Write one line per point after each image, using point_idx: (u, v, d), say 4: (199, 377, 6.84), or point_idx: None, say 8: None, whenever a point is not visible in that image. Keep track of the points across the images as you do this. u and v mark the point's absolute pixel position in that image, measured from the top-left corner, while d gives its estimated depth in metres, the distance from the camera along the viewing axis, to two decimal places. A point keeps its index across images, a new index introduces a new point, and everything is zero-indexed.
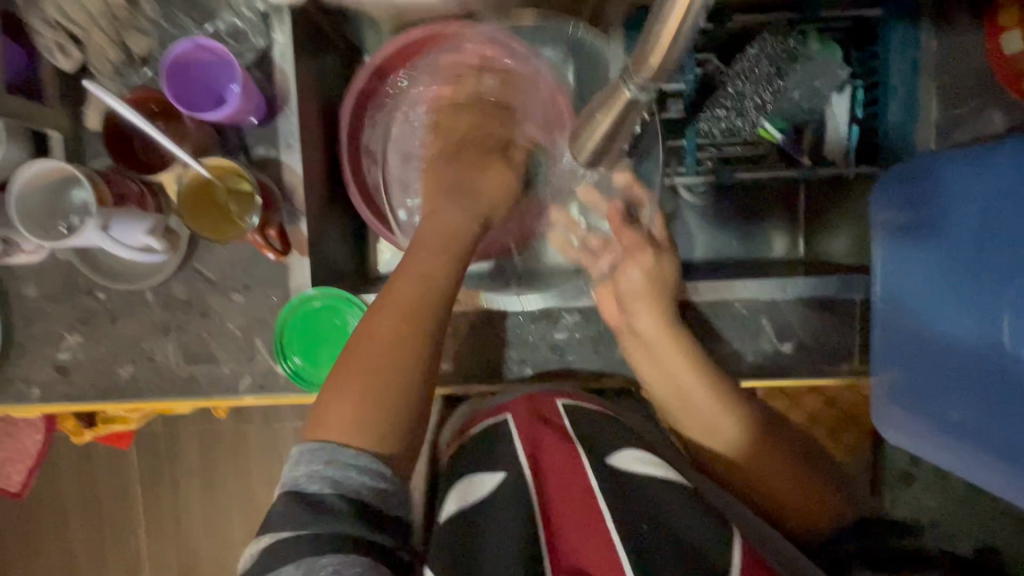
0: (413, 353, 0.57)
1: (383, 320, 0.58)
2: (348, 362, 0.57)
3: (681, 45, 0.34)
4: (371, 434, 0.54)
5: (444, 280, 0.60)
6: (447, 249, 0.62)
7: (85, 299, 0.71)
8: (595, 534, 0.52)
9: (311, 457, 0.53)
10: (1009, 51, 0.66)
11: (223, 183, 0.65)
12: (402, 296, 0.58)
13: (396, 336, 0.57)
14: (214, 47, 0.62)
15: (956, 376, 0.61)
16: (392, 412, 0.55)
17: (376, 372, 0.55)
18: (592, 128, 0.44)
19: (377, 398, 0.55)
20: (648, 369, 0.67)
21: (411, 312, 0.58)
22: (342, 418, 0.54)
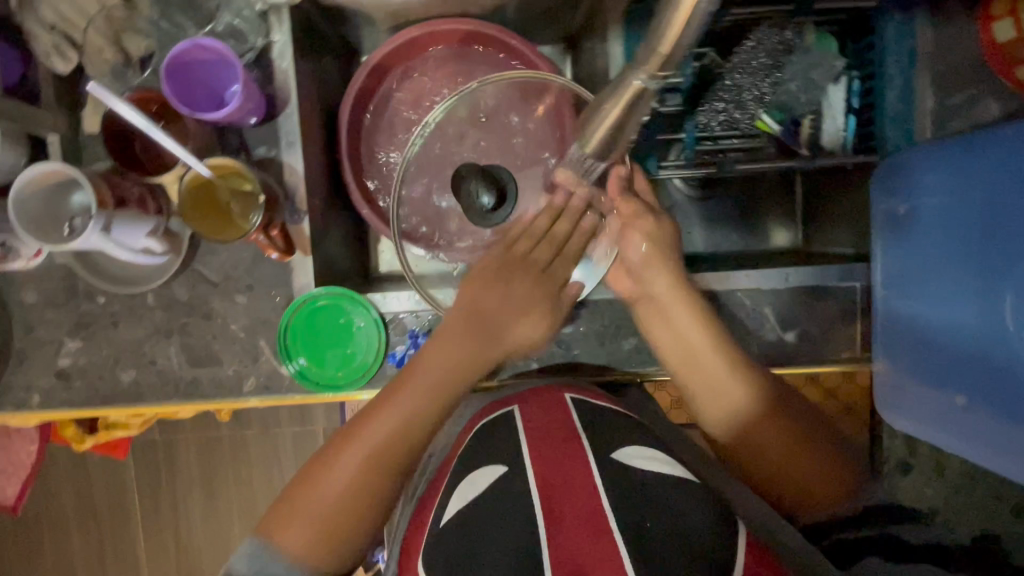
0: (379, 491, 0.64)
1: (375, 437, 0.64)
2: (303, 491, 0.63)
3: (693, 30, 0.33)
4: (330, 552, 0.62)
5: (440, 402, 0.67)
6: (409, 428, 0.65)
7: (86, 303, 0.70)
8: (591, 535, 0.50)
9: (251, 561, 0.61)
10: (1001, 39, 0.63)
11: (225, 184, 0.65)
12: (378, 446, 0.64)
13: (369, 458, 0.64)
14: (214, 46, 0.61)
15: (960, 359, 0.62)
16: (350, 529, 0.63)
17: (341, 510, 0.62)
18: (600, 119, 0.43)
19: (333, 522, 0.62)
20: (665, 342, 0.68)
21: (376, 464, 0.63)
22: (301, 531, 0.61)
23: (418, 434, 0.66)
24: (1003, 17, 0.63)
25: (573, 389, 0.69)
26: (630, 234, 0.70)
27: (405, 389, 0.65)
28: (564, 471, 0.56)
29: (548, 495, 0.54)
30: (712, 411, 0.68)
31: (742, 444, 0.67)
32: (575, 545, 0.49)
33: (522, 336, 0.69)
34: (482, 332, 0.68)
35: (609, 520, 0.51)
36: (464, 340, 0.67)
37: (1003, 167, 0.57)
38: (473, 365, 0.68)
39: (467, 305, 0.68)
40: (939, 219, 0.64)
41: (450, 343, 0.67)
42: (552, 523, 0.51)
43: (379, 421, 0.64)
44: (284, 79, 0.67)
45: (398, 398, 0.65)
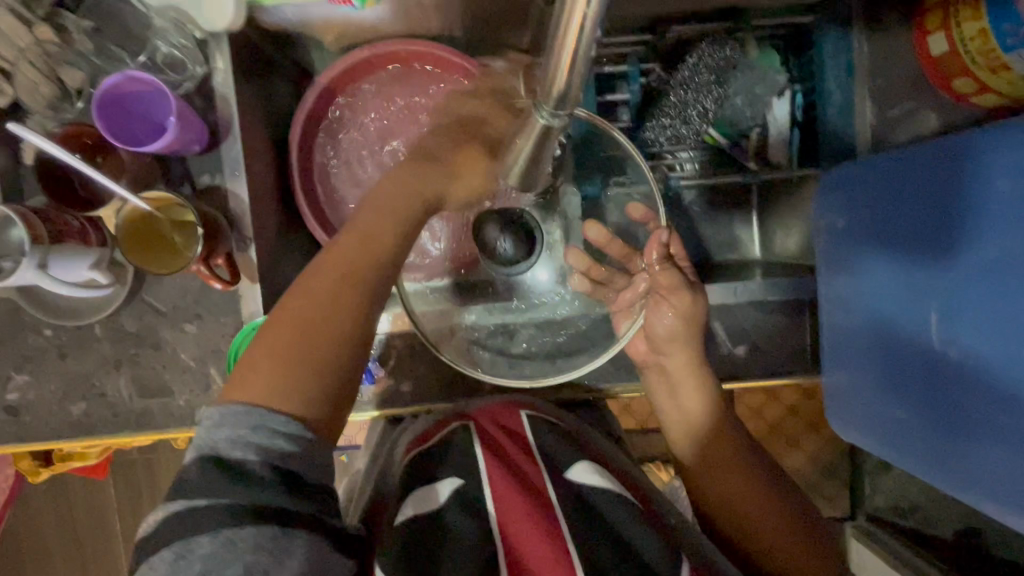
0: (332, 338, 0.50)
1: (289, 325, 0.50)
2: (248, 370, 0.48)
3: (579, 73, 0.33)
4: (304, 392, 0.48)
5: (370, 271, 0.54)
6: (366, 245, 0.55)
7: (33, 337, 0.70)
8: (541, 534, 0.51)
9: (232, 421, 0.45)
10: (936, 52, 0.64)
11: (166, 215, 0.65)
12: (343, 264, 0.53)
13: (320, 309, 0.51)
14: (147, 78, 0.61)
15: (895, 372, 0.62)
16: (327, 382, 0.49)
17: (309, 322, 0.50)
18: (515, 151, 0.43)
19: (303, 360, 0.49)
20: (659, 386, 0.70)
21: (351, 274, 0.53)
22: (267, 375, 0.48)
23: (352, 303, 0.52)
24: (937, 30, 0.63)
25: (530, 405, 0.69)
26: (662, 304, 0.67)
27: (365, 223, 0.56)
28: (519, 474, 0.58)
29: (499, 498, 0.54)
30: (676, 425, 0.69)
31: (702, 468, 0.67)
32: (527, 546, 0.50)
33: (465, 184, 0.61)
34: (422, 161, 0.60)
35: (564, 537, 0.51)
36: (393, 209, 0.57)
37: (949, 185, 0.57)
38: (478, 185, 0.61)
39: (421, 159, 0.60)
40: (875, 232, 0.64)
41: (380, 200, 0.57)
42: (507, 526, 0.52)
43: (331, 251, 0.54)
44: (225, 106, 0.67)
45: (360, 217, 0.56)
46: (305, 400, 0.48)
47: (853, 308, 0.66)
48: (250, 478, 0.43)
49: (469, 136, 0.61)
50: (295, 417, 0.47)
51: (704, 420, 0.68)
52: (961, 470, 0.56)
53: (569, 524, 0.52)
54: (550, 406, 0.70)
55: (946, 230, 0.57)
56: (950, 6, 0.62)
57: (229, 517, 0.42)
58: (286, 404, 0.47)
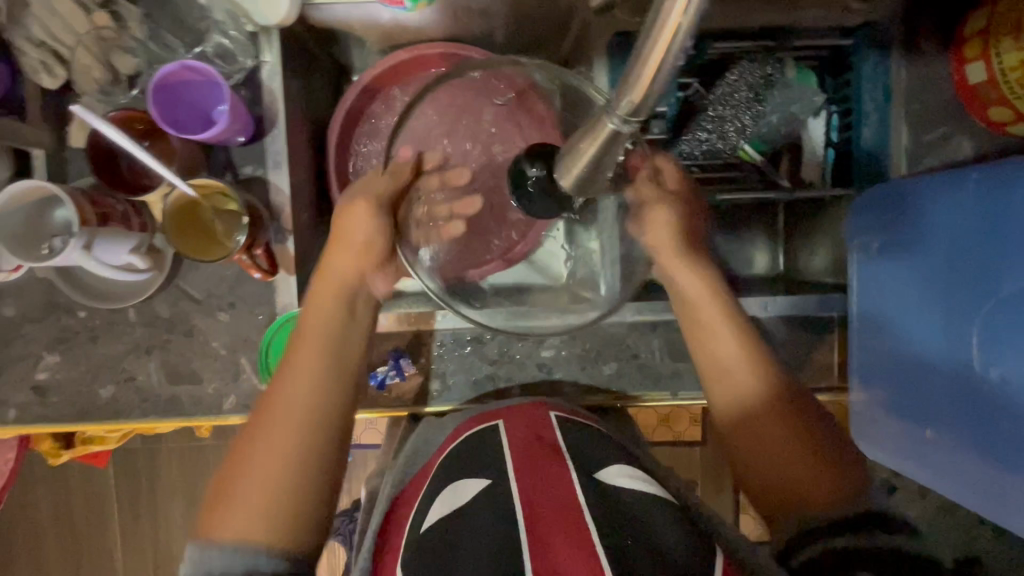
0: (293, 490, 0.58)
1: (265, 461, 0.58)
2: (225, 506, 0.57)
3: (661, 84, 0.34)
4: (253, 516, 0.56)
5: (330, 427, 0.61)
6: (308, 420, 0.60)
7: (65, 318, 0.70)
8: (571, 541, 0.50)
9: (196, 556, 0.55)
10: (973, 80, 0.65)
11: (210, 203, 0.66)
12: (284, 443, 0.59)
13: (283, 464, 0.58)
14: (202, 68, 0.62)
15: (931, 394, 0.62)
16: (294, 515, 0.57)
17: (273, 476, 0.58)
18: (576, 155, 0.43)
19: (276, 506, 0.57)
20: (711, 368, 0.65)
21: (296, 461, 0.58)
22: (244, 516, 0.56)
23: (318, 458, 0.60)
24: (976, 59, 0.64)
25: (558, 407, 0.69)
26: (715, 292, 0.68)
27: (301, 368, 0.62)
28: (550, 486, 0.57)
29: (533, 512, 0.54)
30: (719, 394, 0.66)
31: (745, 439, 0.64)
32: (554, 545, 0.50)
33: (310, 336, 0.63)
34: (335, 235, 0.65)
35: (592, 532, 0.51)
36: (324, 347, 0.63)
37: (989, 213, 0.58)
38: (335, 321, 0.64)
39: (334, 242, 0.65)
40: (912, 253, 0.64)
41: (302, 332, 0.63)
42: (535, 538, 0.51)
43: (263, 435, 0.59)
44: (273, 99, 0.67)
45: (294, 363, 0.62)
46: (260, 524, 0.56)
47: (885, 329, 0.66)
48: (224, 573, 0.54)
49: (343, 244, 0.64)
50: (277, 546, 0.56)
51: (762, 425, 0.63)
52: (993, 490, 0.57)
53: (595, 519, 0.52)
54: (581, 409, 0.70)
55: (989, 256, 0.58)
56: (991, 36, 0.63)
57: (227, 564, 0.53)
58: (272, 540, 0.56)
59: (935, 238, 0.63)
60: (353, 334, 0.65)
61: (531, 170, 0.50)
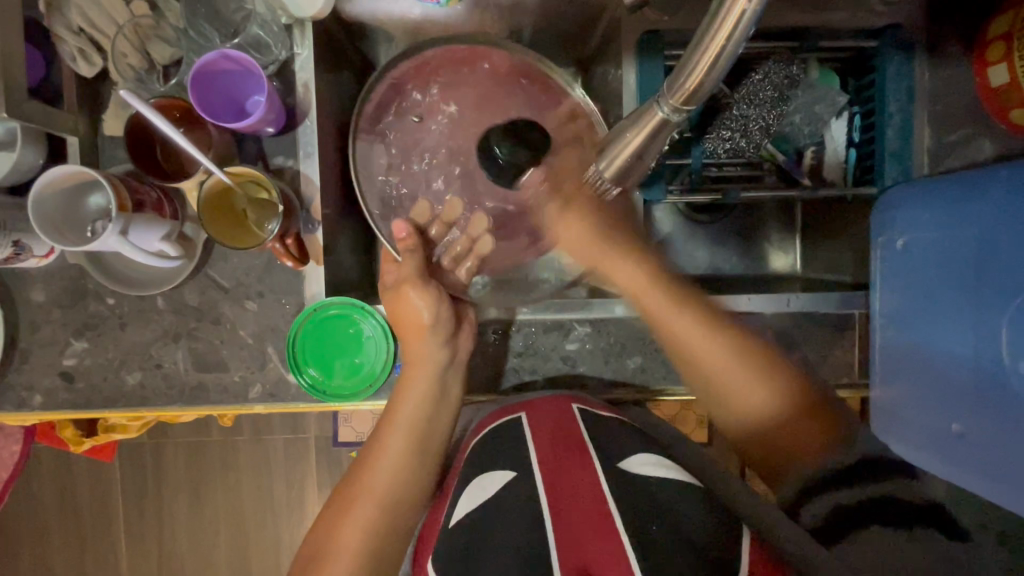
0: (392, 540, 0.66)
1: (367, 507, 0.66)
2: (331, 556, 0.63)
3: (718, 71, 0.35)
4: (346, 564, 0.63)
5: (421, 487, 0.69)
6: (409, 476, 0.69)
7: (93, 304, 0.70)
8: (594, 528, 0.51)
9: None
10: (995, 83, 0.67)
11: (243, 191, 0.67)
12: (376, 511, 0.66)
13: (384, 521, 0.66)
14: (239, 57, 0.63)
15: (957, 391, 0.63)
16: (384, 565, 0.64)
17: (376, 526, 0.65)
18: (623, 143, 0.44)
19: (380, 552, 0.64)
20: (721, 379, 0.67)
21: (386, 521, 0.66)
22: (353, 559, 0.63)
23: (406, 513, 0.67)
24: (998, 62, 0.66)
25: (581, 399, 0.70)
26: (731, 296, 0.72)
27: (398, 434, 0.70)
28: (574, 484, 0.56)
29: (556, 499, 0.55)
30: (730, 410, 0.68)
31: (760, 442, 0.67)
32: (581, 540, 0.51)
33: (410, 377, 0.71)
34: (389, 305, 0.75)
35: (616, 525, 0.51)
36: (420, 427, 0.70)
37: (1008, 204, 0.58)
38: (428, 407, 0.71)
39: (407, 328, 0.72)
40: (935, 251, 0.65)
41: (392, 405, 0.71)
42: (562, 535, 0.51)
43: (360, 503, 0.67)
44: (305, 92, 0.69)
45: (386, 444, 0.69)
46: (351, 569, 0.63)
47: (908, 325, 0.68)
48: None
49: (423, 334, 0.71)
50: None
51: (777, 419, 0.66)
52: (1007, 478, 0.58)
53: (620, 510, 0.52)
54: (601, 400, 0.71)
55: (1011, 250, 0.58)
56: (1014, 39, 0.64)
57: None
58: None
59: (954, 233, 0.63)
60: (436, 409, 0.72)
61: (496, 151, 0.71)
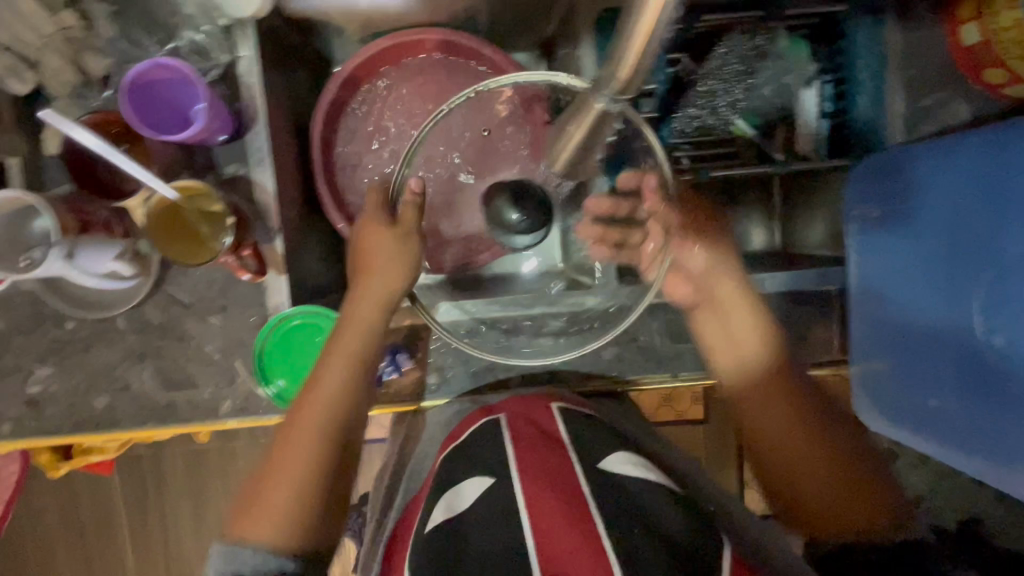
0: (321, 483, 0.64)
1: (296, 447, 0.64)
2: (263, 490, 0.64)
3: (650, 59, 0.33)
4: (265, 527, 0.62)
5: (351, 418, 0.66)
6: (339, 408, 0.65)
7: (54, 329, 0.69)
8: (574, 533, 0.49)
9: (225, 559, 0.61)
10: (968, 42, 0.64)
11: (193, 206, 0.64)
12: (303, 466, 0.64)
13: (309, 461, 0.64)
14: (175, 65, 0.60)
15: (936, 362, 0.63)
16: (303, 508, 0.63)
17: (302, 464, 0.64)
18: (567, 138, 0.42)
19: (308, 491, 0.63)
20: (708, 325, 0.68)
21: (314, 463, 0.64)
22: (281, 501, 0.63)
23: (332, 451, 0.65)
24: (969, 21, 0.63)
25: (557, 398, 0.69)
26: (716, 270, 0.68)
27: (323, 375, 0.65)
28: (555, 482, 0.55)
29: (534, 505, 0.53)
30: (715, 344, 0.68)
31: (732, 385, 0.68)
32: (560, 544, 0.49)
33: (353, 314, 0.65)
34: (362, 264, 0.64)
35: (597, 524, 0.50)
36: (347, 368, 0.65)
37: (985, 166, 0.58)
38: (353, 347, 0.65)
39: (360, 269, 0.65)
40: (908, 222, 0.65)
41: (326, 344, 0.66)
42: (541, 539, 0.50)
43: (289, 457, 0.64)
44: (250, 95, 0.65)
45: (310, 399, 0.65)
46: (271, 531, 0.62)
47: (883, 295, 0.67)
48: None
49: (370, 278, 0.64)
50: (309, 528, 0.63)
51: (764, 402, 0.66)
52: (901, 418, 0.67)
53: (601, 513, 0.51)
54: (575, 395, 0.71)
55: (978, 212, 0.59)
56: None
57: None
58: (291, 528, 0.62)
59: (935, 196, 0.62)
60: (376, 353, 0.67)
61: (514, 213, 0.53)
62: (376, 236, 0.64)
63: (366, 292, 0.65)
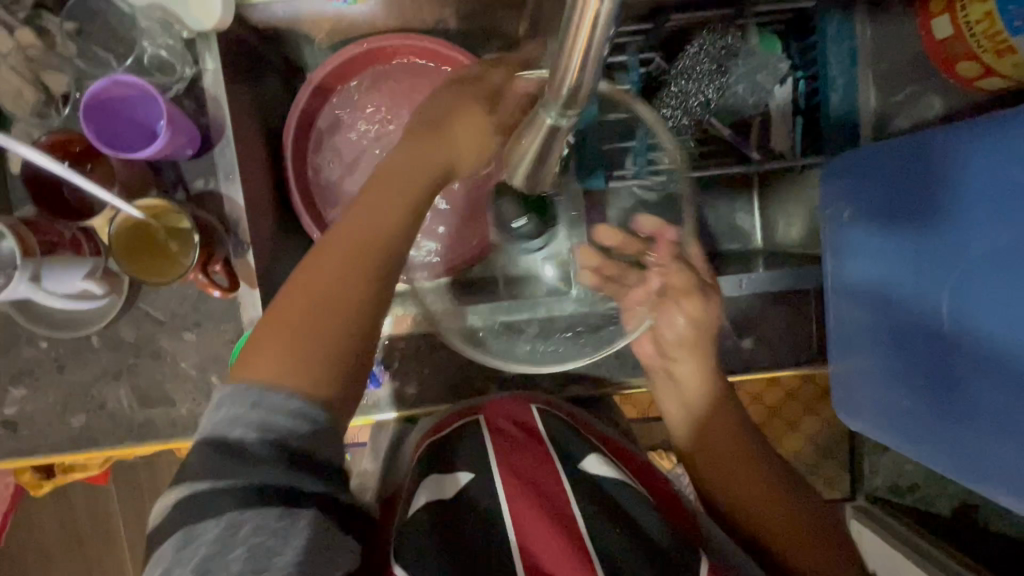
0: (346, 335, 0.48)
1: (317, 263, 0.50)
2: (254, 343, 0.47)
3: (591, 74, 0.33)
4: (314, 370, 0.46)
5: (382, 271, 0.51)
6: (362, 254, 0.51)
7: (28, 350, 0.68)
8: (552, 525, 0.51)
9: (232, 399, 0.44)
10: (940, 36, 0.63)
11: (161, 223, 0.64)
12: (307, 303, 0.48)
13: (332, 282, 0.49)
14: (133, 82, 0.59)
15: (904, 363, 0.63)
16: (343, 367, 0.47)
17: (320, 295, 0.48)
18: (521, 151, 0.42)
19: (322, 323, 0.48)
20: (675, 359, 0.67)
21: (324, 316, 0.48)
22: (275, 351, 0.46)
23: (353, 295, 0.49)
24: (941, 14, 0.62)
25: (538, 400, 0.68)
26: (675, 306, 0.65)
27: (372, 205, 0.53)
28: (535, 480, 0.55)
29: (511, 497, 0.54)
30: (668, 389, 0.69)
31: (698, 441, 0.66)
32: (542, 545, 0.49)
33: (406, 170, 0.56)
34: (430, 134, 0.58)
35: (579, 528, 0.51)
36: (358, 252, 0.51)
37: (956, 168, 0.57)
38: (398, 212, 0.54)
39: (430, 132, 0.58)
40: (879, 223, 0.64)
41: (376, 195, 0.54)
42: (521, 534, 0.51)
43: (298, 277, 0.50)
44: (215, 107, 0.65)
45: (319, 258, 0.50)
46: (316, 378, 0.46)
47: (857, 296, 0.67)
48: (251, 454, 0.42)
49: (438, 139, 0.57)
50: (304, 395, 0.45)
51: (724, 455, 0.65)
52: (877, 416, 0.68)
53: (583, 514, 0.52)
54: (562, 403, 0.69)
55: (946, 214, 0.58)
56: None
57: (235, 502, 0.40)
58: (296, 382, 0.45)
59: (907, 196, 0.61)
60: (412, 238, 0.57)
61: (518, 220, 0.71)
62: (440, 115, 0.60)
63: (428, 154, 0.57)
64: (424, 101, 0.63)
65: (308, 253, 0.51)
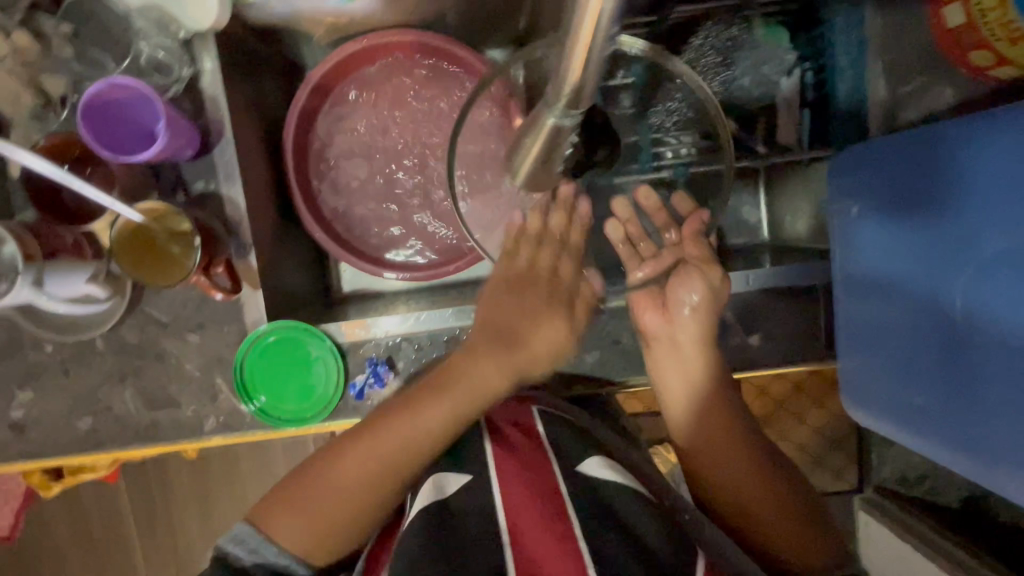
0: (370, 511, 0.60)
1: (330, 489, 0.60)
2: (305, 488, 0.60)
3: (594, 72, 0.32)
4: (314, 537, 0.58)
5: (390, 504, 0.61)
6: (389, 481, 0.60)
7: (33, 353, 0.69)
8: (552, 535, 0.49)
9: (242, 543, 0.57)
10: (952, 24, 0.61)
11: (162, 226, 0.63)
12: (345, 502, 0.59)
13: (363, 481, 0.60)
14: (130, 83, 0.59)
15: (920, 359, 0.61)
16: (343, 535, 0.59)
17: (347, 491, 0.60)
18: (524, 151, 0.41)
19: (333, 519, 0.59)
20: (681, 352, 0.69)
21: (356, 519, 0.59)
22: (295, 524, 0.58)
23: (375, 497, 0.60)
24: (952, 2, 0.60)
25: (541, 403, 0.68)
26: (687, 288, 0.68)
27: (419, 412, 0.62)
28: (533, 483, 0.55)
29: (510, 508, 0.52)
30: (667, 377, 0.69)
31: (700, 432, 0.69)
32: (537, 545, 0.49)
33: (479, 384, 0.64)
34: (505, 340, 0.67)
35: (573, 527, 0.50)
36: (405, 458, 0.61)
37: (980, 157, 0.55)
38: (433, 434, 0.62)
39: (509, 336, 0.67)
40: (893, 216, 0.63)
41: (415, 406, 0.62)
42: (517, 535, 0.50)
43: (342, 469, 0.60)
44: (214, 108, 0.64)
45: (353, 458, 0.61)
46: (306, 545, 0.58)
47: (867, 291, 0.65)
48: None
49: (522, 355, 0.67)
50: (297, 556, 0.58)
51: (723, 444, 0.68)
52: (887, 412, 0.66)
53: (578, 515, 0.51)
54: (564, 403, 0.69)
55: (971, 205, 0.56)
56: None
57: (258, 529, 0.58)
58: (307, 553, 0.58)
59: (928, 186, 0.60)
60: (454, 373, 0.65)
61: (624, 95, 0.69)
62: (540, 301, 0.69)
63: (527, 332, 0.68)
64: (499, 295, 0.69)
65: (354, 432, 0.62)
